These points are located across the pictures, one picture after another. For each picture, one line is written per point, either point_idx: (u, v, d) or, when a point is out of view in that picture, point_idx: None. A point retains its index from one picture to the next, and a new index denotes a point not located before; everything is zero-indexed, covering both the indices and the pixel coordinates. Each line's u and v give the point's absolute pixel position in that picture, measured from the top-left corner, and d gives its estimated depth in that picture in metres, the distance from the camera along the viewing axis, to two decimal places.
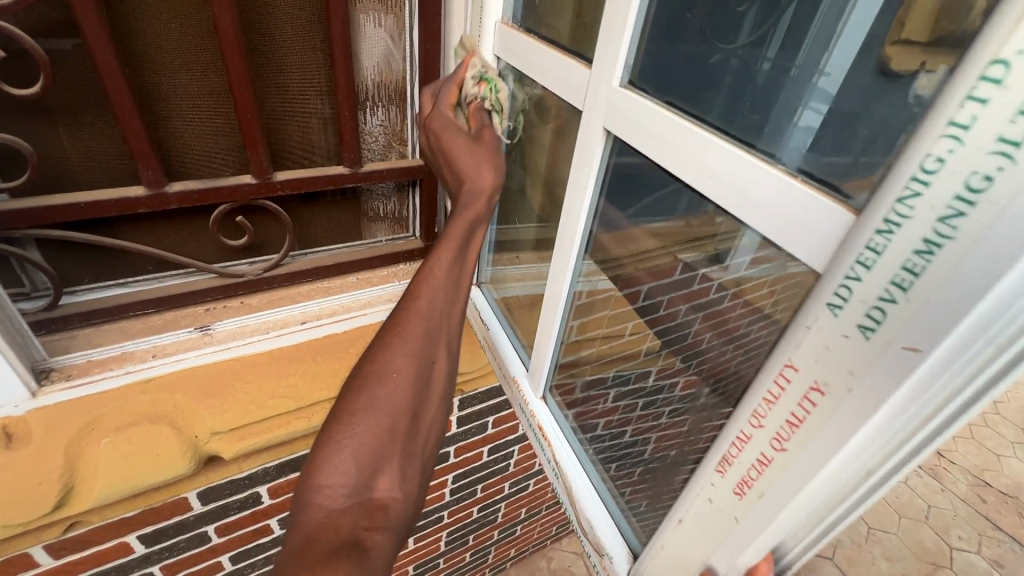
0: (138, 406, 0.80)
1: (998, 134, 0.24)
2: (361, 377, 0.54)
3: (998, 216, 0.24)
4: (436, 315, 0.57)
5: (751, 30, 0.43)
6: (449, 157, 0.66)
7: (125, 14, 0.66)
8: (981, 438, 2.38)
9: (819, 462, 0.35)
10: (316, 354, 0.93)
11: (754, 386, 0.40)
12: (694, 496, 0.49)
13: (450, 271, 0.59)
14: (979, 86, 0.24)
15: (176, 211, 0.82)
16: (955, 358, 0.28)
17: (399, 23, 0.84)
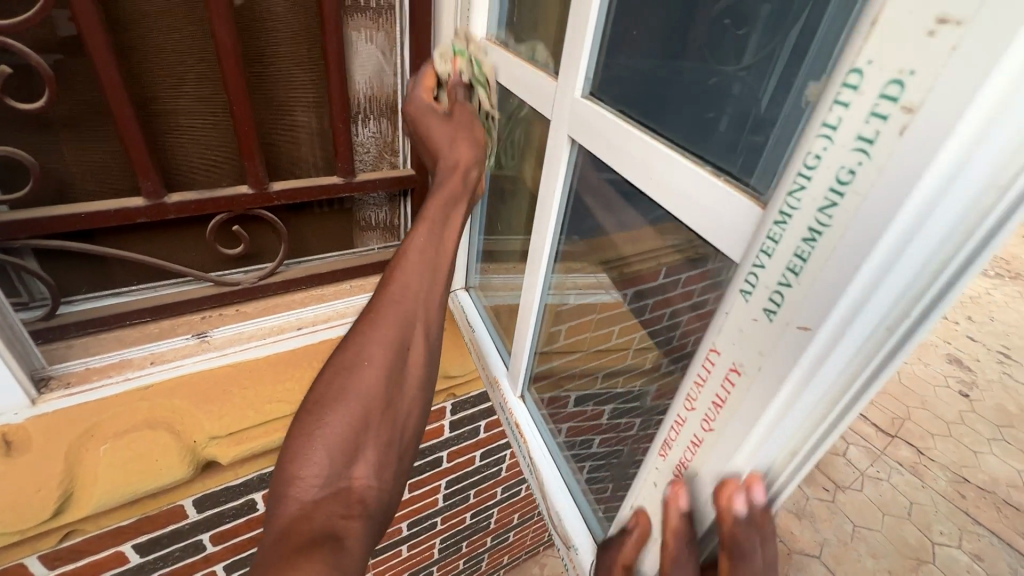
0: (135, 412, 0.81)
1: (857, 134, 0.27)
2: (337, 367, 0.56)
3: (860, 206, 0.28)
4: (409, 304, 0.60)
5: (757, 50, 0.40)
6: (427, 134, 0.72)
7: (126, 31, 0.69)
8: (959, 436, 2.45)
9: (741, 437, 0.39)
10: (311, 359, 0.94)
11: (687, 371, 0.44)
12: (643, 483, 0.52)
13: (424, 258, 0.62)
14: (844, 93, 0.27)
15: (174, 222, 0.84)
16: (839, 335, 0.32)
17: (389, 39, 0.88)
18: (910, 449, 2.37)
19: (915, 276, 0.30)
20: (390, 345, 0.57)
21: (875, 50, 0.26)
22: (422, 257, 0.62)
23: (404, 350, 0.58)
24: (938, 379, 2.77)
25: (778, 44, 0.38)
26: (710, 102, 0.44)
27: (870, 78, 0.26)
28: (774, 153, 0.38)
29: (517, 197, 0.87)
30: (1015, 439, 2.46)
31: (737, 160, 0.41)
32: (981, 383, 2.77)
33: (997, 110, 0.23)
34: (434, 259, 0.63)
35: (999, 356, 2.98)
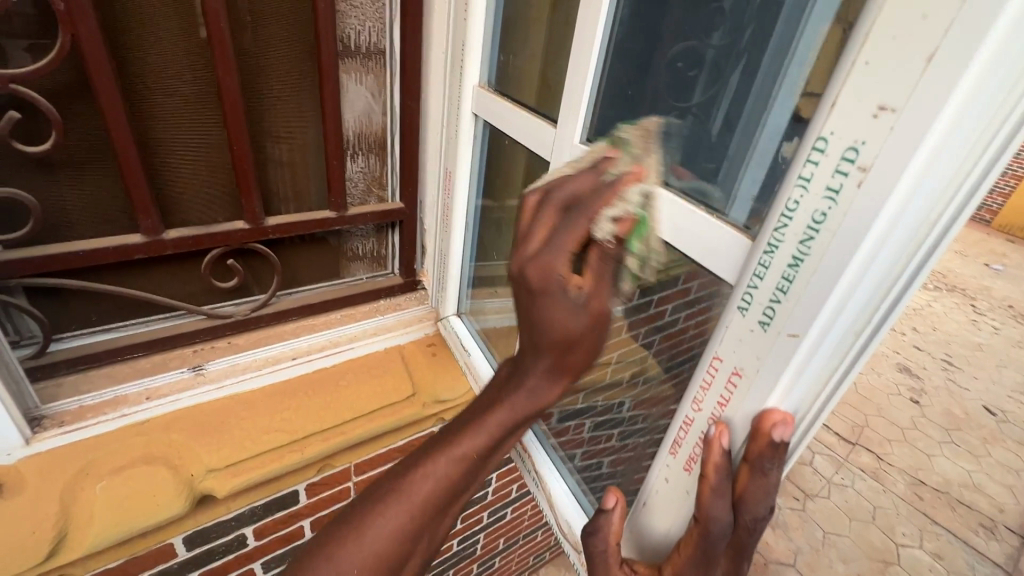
0: (130, 449, 0.83)
1: (826, 185, 0.34)
2: (314, 553, 0.52)
3: (832, 239, 0.35)
4: (426, 505, 0.54)
5: (704, 89, 0.51)
6: (535, 316, 0.49)
7: (133, 81, 0.72)
8: (913, 440, 2.61)
9: (742, 431, 0.45)
10: (307, 388, 0.99)
11: (694, 376, 0.50)
12: (655, 481, 0.57)
13: (450, 477, 0.54)
14: (814, 153, 0.35)
15: (171, 257, 0.86)
16: (822, 340, 0.38)
17: (379, 82, 0.93)
18: (871, 456, 2.50)
19: (877, 290, 0.37)
20: (375, 560, 0.51)
21: (834, 124, 0.33)
22: (450, 477, 0.54)
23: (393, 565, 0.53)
24: (890, 388, 2.95)
25: (722, 85, 0.49)
26: (666, 134, 0.55)
27: (833, 145, 0.33)
28: (728, 172, 0.48)
29: (506, 225, 0.93)
30: (962, 442, 2.64)
31: (697, 182, 0.51)
32: (929, 389, 2.97)
33: (925, 167, 0.30)
34: (458, 486, 0.55)
35: (943, 364, 3.20)
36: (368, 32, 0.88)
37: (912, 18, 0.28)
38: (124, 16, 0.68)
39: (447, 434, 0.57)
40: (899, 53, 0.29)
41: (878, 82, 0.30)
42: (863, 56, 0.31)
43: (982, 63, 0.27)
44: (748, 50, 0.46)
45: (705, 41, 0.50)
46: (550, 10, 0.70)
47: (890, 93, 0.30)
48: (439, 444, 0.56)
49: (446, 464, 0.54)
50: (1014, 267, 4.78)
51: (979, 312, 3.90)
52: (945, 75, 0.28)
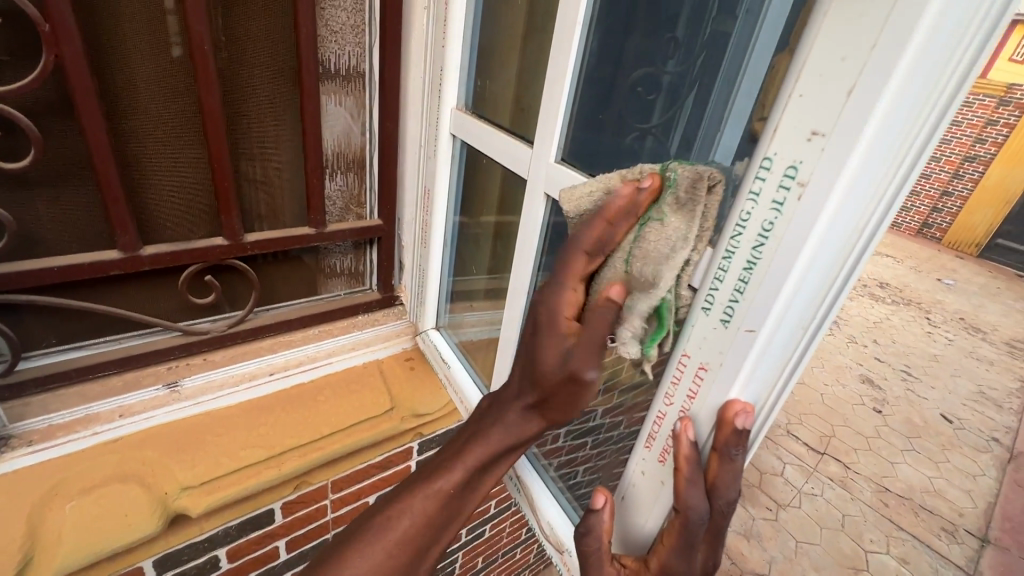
0: (101, 468, 0.82)
1: (773, 198, 0.39)
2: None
3: (780, 245, 0.39)
4: (411, 530, 0.57)
5: (662, 111, 0.56)
6: (531, 349, 0.55)
7: (115, 100, 0.73)
8: (877, 449, 2.71)
9: (709, 420, 0.49)
10: (285, 403, 0.99)
11: (664, 374, 0.53)
12: (632, 474, 0.61)
13: (426, 516, 0.58)
14: (762, 170, 0.39)
15: (148, 273, 0.86)
16: (775, 335, 0.42)
17: (358, 103, 0.96)
18: (838, 465, 2.59)
19: (820, 289, 0.41)
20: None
21: (777, 146, 0.38)
22: (428, 514, 0.58)
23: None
24: (854, 399, 3.07)
25: (678, 109, 0.54)
26: (629, 152, 0.60)
27: (776, 163, 0.38)
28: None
29: (483, 240, 0.97)
30: (922, 448, 2.75)
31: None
32: (890, 399, 3.10)
33: (852, 181, 0.35)
34: (433, 527, 0.58)
35: (903, 375, 3.35)
36: (347, 56, 0.91)
37: (834, 58, 0.33)
38: (109, 39, 0.70)
39: (427, 472, 0.60)
40: (826, 87, 0.34)
41: (811, 111, 0.35)
42: (797, 90, 0.36)
43: (891, 95, 0.32)
44: (699, 79, 0.52)
45: (661, 68, 0.56)
46: (523, 41, 0.75)
47: (820, 120, 0.35)
48: (415, 483, 0.60)
49: (423, 501, 0.58)
50: (964, 282, 5.06)
51: (934, 325, 4.10)
52: (862, 105, 0.33)
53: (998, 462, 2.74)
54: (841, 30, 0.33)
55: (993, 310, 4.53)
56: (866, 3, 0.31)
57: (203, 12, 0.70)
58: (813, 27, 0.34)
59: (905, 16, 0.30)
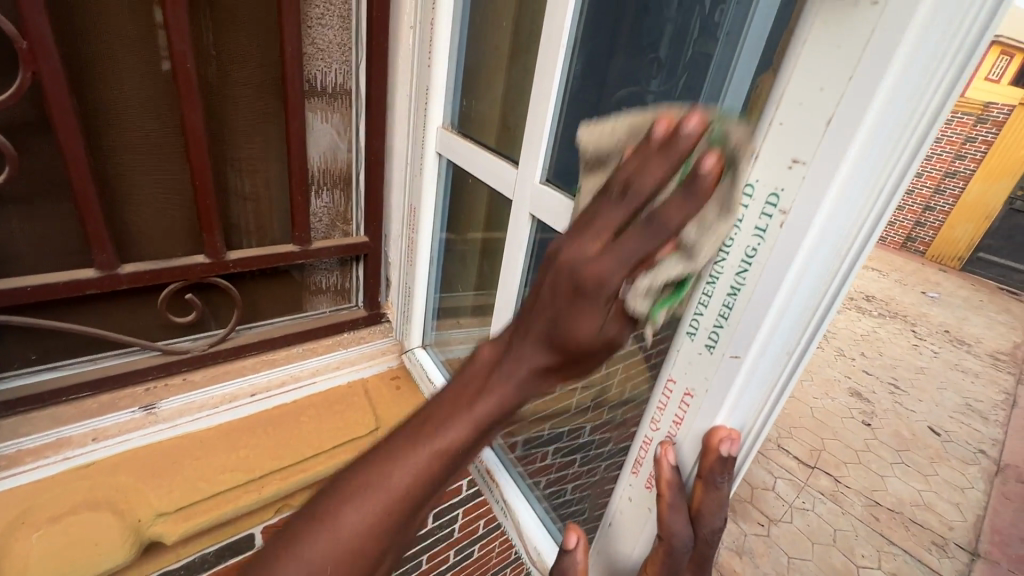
0: (72, 494, 0.79)
1: (755, 225, 0.38)
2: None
3: (763, 272, 0.39)
4: (404, 490, 0.41)
5: None
6: (564, 308, 0.39)
7: (95, 118, 0.72)
8: (866, 462, 2.72)
9: (695, 448, 0.48)
10: (267, 425, 0.97)
11: (651, 398, 0.53)
12: (619, 499, 0.60)
13: (430, 476, 0.42)
14: (744, 197, 0.39)
15: (125, 292, 0.84)
16: (760, 362, 0.42)
17: (344, 120, 0.95)
18: (829, 479, 2.59)
19: (803, 316, 0.40)
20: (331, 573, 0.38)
21: (758, 172, 0.38)
22: (423, 476, 0.42)
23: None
24: (844, 412, 3.08)
25: None
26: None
27: (758, 191, 0.38)
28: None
29: (469, 257, 0.96)
30: (911, 461, 2.76)
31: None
32: (879, 412, 3.12)
33: (833, 209, 0.35)
34: (433, 485, 0.42)
35: (890, 388, 3.37)
36: (334, 74, 0.91)
37: (813, 88, 0.34)
38: (89, 57, 0.69)
39: (420, 423, 0.44)
40: (805, 116, 0.34)
41: (792, 140, 0.35)
42: (777, 118, 0.36)
43: (869, 126, 0.32)
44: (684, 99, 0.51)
45: (646, 88, 0.56)
46: (508, 62, 0.75)
47: (800, 149, 0.35)
48: (412, 432, 0.44)
49: (429, 454, 0.42)
50: (948, 294, 5.14)
51: (919, 338, 4.15)
52: (841, 135, 0.33)
53: (985, 474, 2.75)
54: (820, 60, 0.33)
55: (976, 323, 4.60)
56: (843, 34, 0.31)
57: (186, 29, 0.70)
58: (791, 58, 0.35)
59: (881, 47, 0.30)
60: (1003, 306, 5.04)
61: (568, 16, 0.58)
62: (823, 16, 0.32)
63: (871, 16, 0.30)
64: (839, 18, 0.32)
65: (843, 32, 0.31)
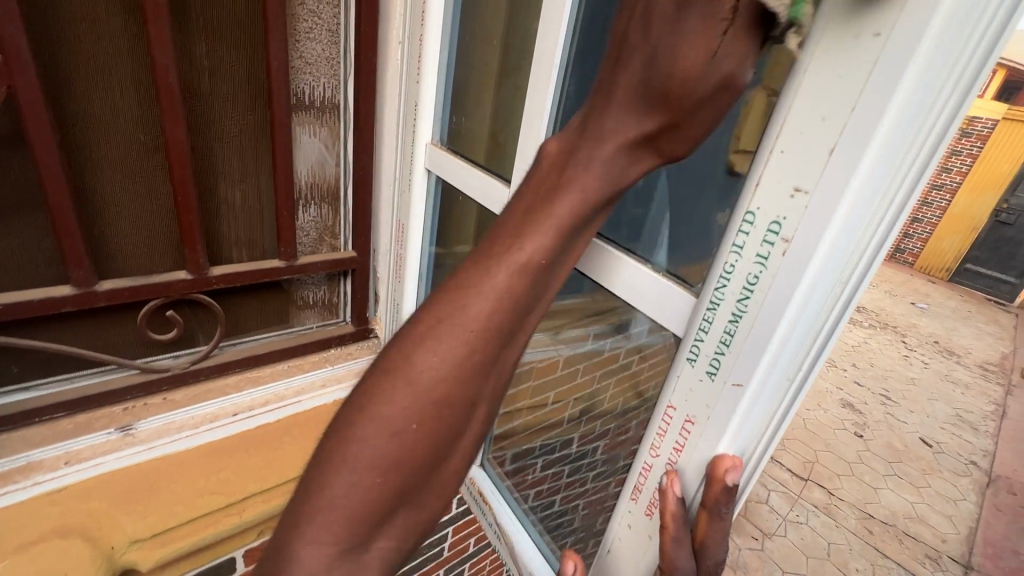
0: (41, 521, 0.75)
1: (756, 252, 0.38)
2: (328, 450, 0.34)
3: (765, 300, 0.38)
4: (489, 322, 0.34)
5: None
6: (665, 37, 0.29)
7: (73, 132, 0.71)
8: (860, 474, 2.71)
9: (697, 477, 0.47)
10: (249, 445, 0.93)
11: (651, 423, 0.52)
12: (618, 526, 0.58)
13: (515, 297, 0.34)
14: (744, 225, 0.39)
15: (104, 309, 0.82)
16: (763, 391, 0.41)
17: (332, 135, 0.94)
18: (823, 491, 2.57)
19: (802, 344, 0.39)
20: (421, 426, 0.33)
21: (759, 201, 0.37)
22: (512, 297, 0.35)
23: (434, 441, 0.34)
24: (836, 423, 3.07)
25: None
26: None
27: (759, 219, 0.38)
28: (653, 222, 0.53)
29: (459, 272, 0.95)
30: (904, 473, 2.75)
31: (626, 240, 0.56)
32: (871, 423, 3.11)
33: (836, 238, 0.34)
34: (516, 321, 0.36)
35: (882, 399, 3.37)
36: (322, 88, 0.90)
37: (814, 117, 0.33)
38: (67, 71, 0.68)
39: (492, 244, 0.36)
40: (806, 145, 0.34)
41: (793, 170, 0.35)
42: (779, 146, 0.36)
43: (873, 154, 0.31)
44: None
45: None
46: (497, 80, 0.75)
47: (801, 177, 0.34)
48: (478, 258, 0.35)
49: (509, 280, 0.34)
50: (937, 305, 5.18)
51: (910, 348, 4.17)
52: (843, 164, 0.32)
53: (977, 486, 2.75)
54: (822, 90, 0.33)
55: (965, 334, 4.64)
56: (844, 65, 0.31)
57: (168, 42, 0.69)
58: (791, 87, 0.35)
59: (883, 77, 0.29)
60: (991, 317, 5.09)
61: (561, 35, 0.57)
62: (823, 44, 0.32)
63: (871, 48, 0.30)
64: (840, 49, 0.31)
65: (845, 64, 0.31)
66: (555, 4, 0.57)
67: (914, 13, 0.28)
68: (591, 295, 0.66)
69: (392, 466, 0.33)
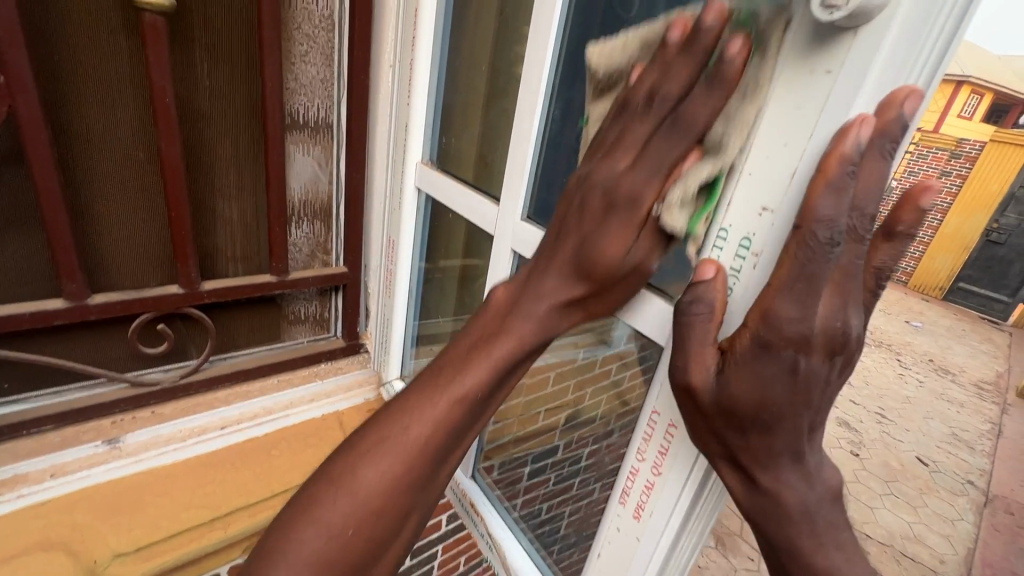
0: (26, 533, 0.77)
1: (730, 266, 0.39)
2: (277, 541, 0.38)
3: (738, 311, 0.39)
4: (432, 442, 0.41)
5: None
6: (593, 229, 0.40)
7: (70, 149, 0.73)
8: (856, 494, 2.59)
9: (680, 481, 0.48)
10: (233, 459, 0.95)
11: (637, 426, 0.53)
12: (607, 530, 0.60)
13: (449, 425, 0.41)
14: (718, 241, 0.40)
15: (97, 322, 0.83)
16: None
17: (326, 153, 0.96)
18: None
19: None
20: (357, 533, 0.38)
21: (731, 219, 0.39)
22: (447, 427, 0.41)
23: (371, 544, 0.39)
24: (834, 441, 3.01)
25: None
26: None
27: (731, 236, 0.39)
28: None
29: (449, 287, 0.97)
30: (902, 493, 2.66)
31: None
32: (867, 441, 3.06)
33: None
34: (449, 446, 0.42)
35: (878, 417, 3.36)
36: (316, 108, 0.92)
37: (777, 143, 0.35)
38: (65, 91, 0.70)
39: (444, 370, 0.43)
40: (770, 168, 0.36)
41: (760, 190, 0.37)
42: (746, 169, 0.37)
43: None
44: None
45: None
46: (485, 103, 0.77)
47: (767, 197, 0.36)
48: (426, 387, 0.43)
49: (448, 407, 0.41)
50: (931, 324, 5.19)
51: (904, 367, 4.17)
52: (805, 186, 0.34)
53: (975, 506, 2.69)
54: (783, 117, 0.34)
55: (959, 353, 4.64)
56: (803, 96, 0.33)
57: (165, 65, 0.71)
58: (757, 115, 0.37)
59: (839, 104, 0.32)
60: (985, 336, 5.10)
61: (546, 59, 0.60)
62: (785, 77, 0.34)
63: (827, 80, 0.32)
64: (799, 82, 0.33)
65: (802, 96, 0.33)
66: (539, 31, 0.60)
67: (862, 49, 0.30)
68: None
69: (329, 567, 0.37)
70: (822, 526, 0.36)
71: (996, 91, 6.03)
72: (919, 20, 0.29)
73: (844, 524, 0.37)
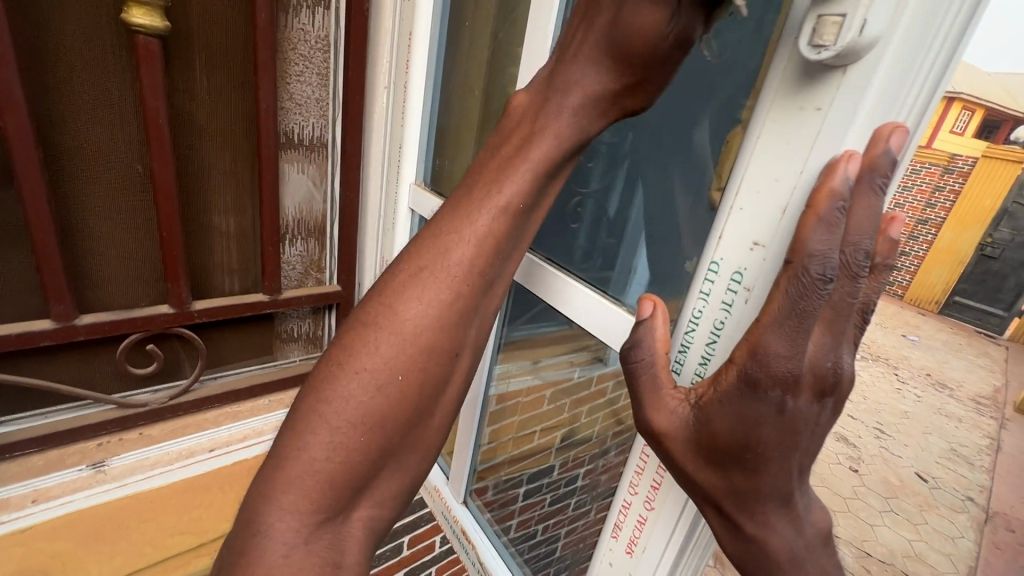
0: (6, 562, 0.73)
1: (722, 299, 0.39)
2: (308, 405, 0.32)
3: (730, 345, 0.39)
4: (477, 268, 0.33)
5: (601, 178, 0.59)
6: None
7: (62, 168, 0.72)
8: (856, 511, 2.53)
9: (672, 517, 0.47)
10: (223, 484, 0.92)
11: (630, 458, 0.52)
12: (598, 563, 0.59)
13: (495, 249, 0.33)
14: (710, 273, 0.40)
15: (84, 343, 0.82)
16: None
17: (321, 171, 0.96)
18: None
19: None
20: (406, 379, 0.32)
21: (722, 252, 0.39)
22: (496, 246, 0.33)
23: (423, 392, 0.32)
24: (832, 457, 2.97)
25: (615, 177, 0.57)
26: (573, 215, 0.63)
27: (723, 269, 0.39)
28: (625, 253, 0.56)
29: None
30: (901, 510, 2.62)
31: (596, 272, 0.60)
32: (866, 458, 3.01)
33: None
34: (495, 270, 0.34)
35: (876, 433, 3.32)
36: (311, 127, 0.91)
37: (769, 178, 0.35)
38: (57, 109, 0.70)
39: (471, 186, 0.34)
40: (761, 203, 0.35)
41: (751, 225, 0.36)
42: (738, 202, 0.37)
43: None
44: (638, 149, 0.54)
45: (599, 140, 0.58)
46: (479, 128, 0.77)
47: (759, 232, 0.36)
48: (455, 207, 0.34)
49: (490, 220, 0.33)
50: (928, 338, 5.19)
51: (902, 381, 4.15)
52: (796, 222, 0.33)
53: (975, 524, 2.66)
54: (772, 152, 0.34)
55: (956, 367, 4.64)
56: (793, 132, 0.33)
57: (159, 86, 0.71)
58: (748, 148, 0.37)
59: (829, 140, 0.31)
60: (981, 350, 5.11)
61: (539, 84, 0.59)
62: (775, 114, 0.34)
63: (816, 117, 0.32)
64: (788, 118, 0.33)
65: (792, 132, 0.33)
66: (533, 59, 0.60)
67: (851, 88, 0.30)
68: (574, 329, 0.66)
69: (378, 423, 0.31)
70: (814, 569, 0.35)
71: (988, 108, 6.10)
72: (907, 58, 0.29)
73: (837, 568, 0.36)
